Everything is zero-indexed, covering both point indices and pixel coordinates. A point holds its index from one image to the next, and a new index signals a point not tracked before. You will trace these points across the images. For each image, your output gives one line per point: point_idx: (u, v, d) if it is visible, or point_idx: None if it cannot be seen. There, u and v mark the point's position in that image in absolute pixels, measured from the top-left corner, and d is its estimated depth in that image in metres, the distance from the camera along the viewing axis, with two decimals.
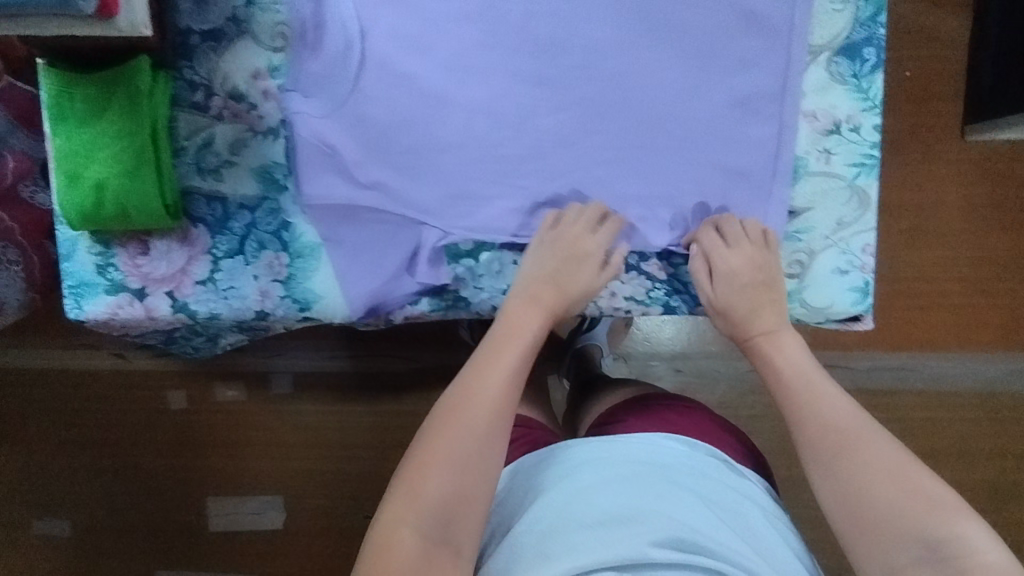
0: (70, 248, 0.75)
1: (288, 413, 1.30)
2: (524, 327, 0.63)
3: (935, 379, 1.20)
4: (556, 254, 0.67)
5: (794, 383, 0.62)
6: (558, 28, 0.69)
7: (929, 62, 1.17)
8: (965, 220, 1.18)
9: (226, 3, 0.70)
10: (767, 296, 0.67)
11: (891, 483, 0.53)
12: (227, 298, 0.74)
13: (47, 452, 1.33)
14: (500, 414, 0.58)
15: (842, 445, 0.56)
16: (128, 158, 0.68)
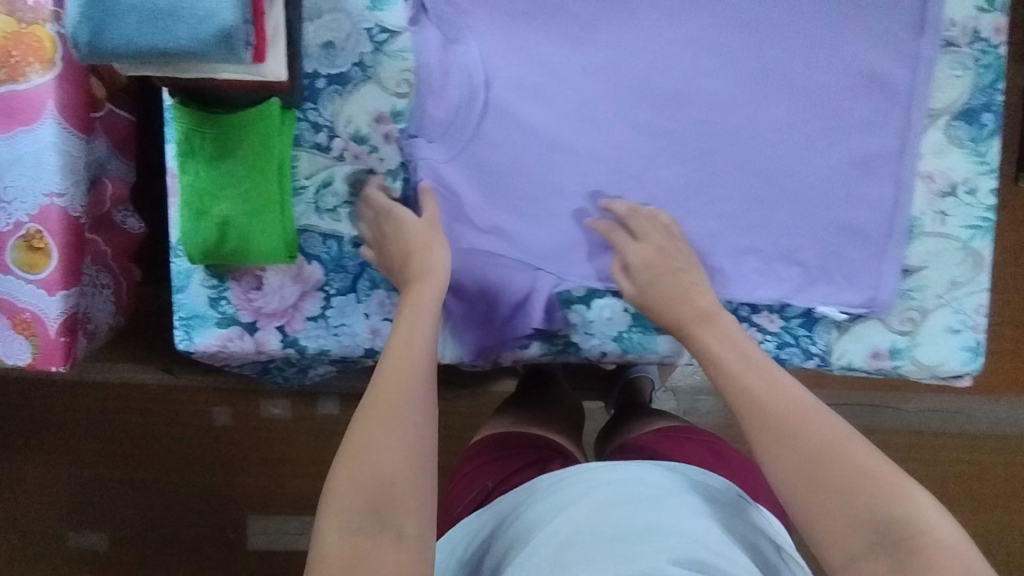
0: (184, 281, 0.75)
1: (335, 433, 1.29)
2: (427, 302, 0.64)
3: (991, 424, 1.19)
4: (386, 229, 0.69)
5: (724, 364, 0.59)
6: (683, 83, 0.70)
7: None
8: None
9: (354, 48, 0.71)
10: (684, 280, 0.67)
11: (834, 467, 0.50)
12: (337, 335, 0.75)
13: (90, 465, 1.31)
14: (413, 390, 0.57)
15: (780, 423, 0.52)
16: (257, 198, 0.70)
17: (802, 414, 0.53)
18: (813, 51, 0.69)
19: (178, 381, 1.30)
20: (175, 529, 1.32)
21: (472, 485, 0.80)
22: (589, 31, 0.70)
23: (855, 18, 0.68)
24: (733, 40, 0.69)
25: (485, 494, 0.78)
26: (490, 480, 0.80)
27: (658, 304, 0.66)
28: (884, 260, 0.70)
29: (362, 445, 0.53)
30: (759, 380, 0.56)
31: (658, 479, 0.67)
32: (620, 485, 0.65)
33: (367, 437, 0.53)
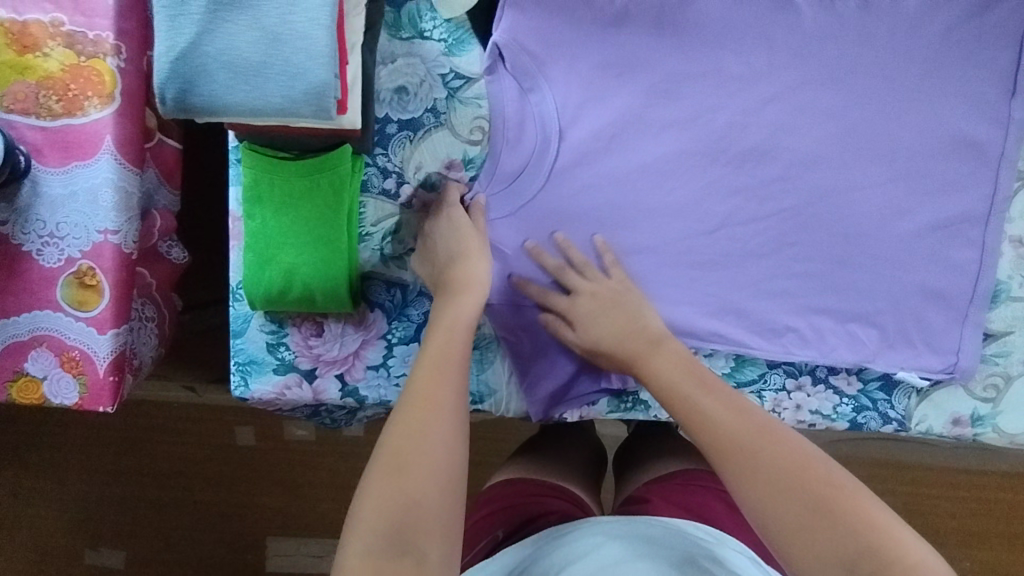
0: (243, 325, 0.73)
1: (361, 457, 1.26)
2: (463, 315, 0.60)
3: None
4: (439, 235, 0.67)
5: (687, 390, 0.57)
6: (768, 139, 0.68)
7: None
8: None
9: (427, 94, 0.70)
10: (620, 316, 0.66)
11: (802, 493, 0.48)
12: (398, 385, 0.73)
13: (109, 483, 1.28)
14: (451, 405, 0.53)
15: (746, 446, 0.51)
16: (324, 246, 0.68)
17: (769, 441, 0.51)
18: (903, 110, 0.67)
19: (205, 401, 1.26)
20: (195, 552, 1.29)
21: (481, 533, 0.78)
22: (671, 84, 0.69)
23: (946, 78, 0.66)
24: (821, 96, 0.67)
25: (493, 545, 0.76)
26: (499, 529, 0.77)
27: (600, 346, 0.66)
28: (969, 325, 0.68)
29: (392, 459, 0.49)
30: (729, 412, 0.54)
31: (662, 536, 0.67)
32: (621, 540, 0.65)
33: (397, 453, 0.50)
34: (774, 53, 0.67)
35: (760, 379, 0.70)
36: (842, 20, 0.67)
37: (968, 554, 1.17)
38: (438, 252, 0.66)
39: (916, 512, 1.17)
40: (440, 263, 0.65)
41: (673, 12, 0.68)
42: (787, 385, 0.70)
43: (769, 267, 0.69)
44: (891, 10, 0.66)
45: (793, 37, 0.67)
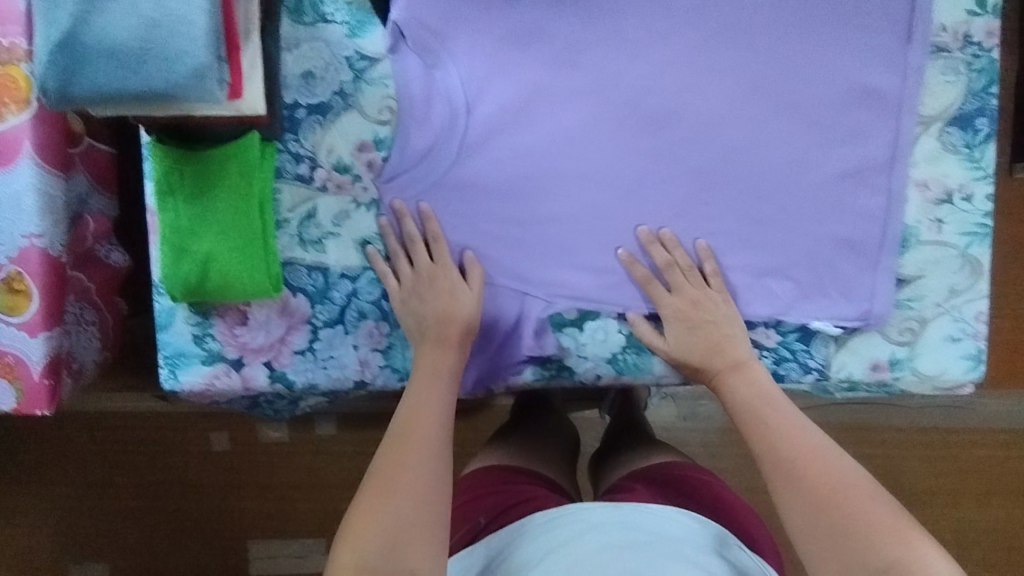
0: (168, 319, 0.74)
1: (337, 456, 1.26)
2: (443, 371, 0.67)
3: (992, 421, 1.18)
4: (431, 280, 0.69)
5: (757, 411, 0.65)
6: (674, 100, 0.68)
7: None
8: None
9: (334, 77, 0.70)
10: (717, 332, 0.68)
11: (834, 507, 0.57)
12: (325, 368, 0.74)
13: (86, 495, 1.28)
14: (427, 449, 0.61)
15: (798, 466, 0.60)
16: (238, 233, 0.68)
17: (811, 463, 0.60)
18: (806, 61, 0.66)
19: (177, 408, 1.27)
20: (176, 556, 1.29)
21: (463, 521, 0.76)
22: (574, 53, 0.68)
23: (847, 26, 0.66)
24: (723, 55, 0.67)
25: (476, 531, 0.74)
26: (481, 516, 0.75)
27: (691, 355, 0.68)
28: (880, 272, 0.68)
29: (390, 472, 0.59)
30: (783, 434, 0.62)
31: (648, 522, 0.68)
32: (610, 528, 0.66)
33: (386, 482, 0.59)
34: (674, 13, 0.67)
35: None
36: None
37: (934, 508, 1.19)
38: (427, 305, 0.68)
39: (881, 470, 1.19)
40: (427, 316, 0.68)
41: None
42: None
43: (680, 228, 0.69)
44: None
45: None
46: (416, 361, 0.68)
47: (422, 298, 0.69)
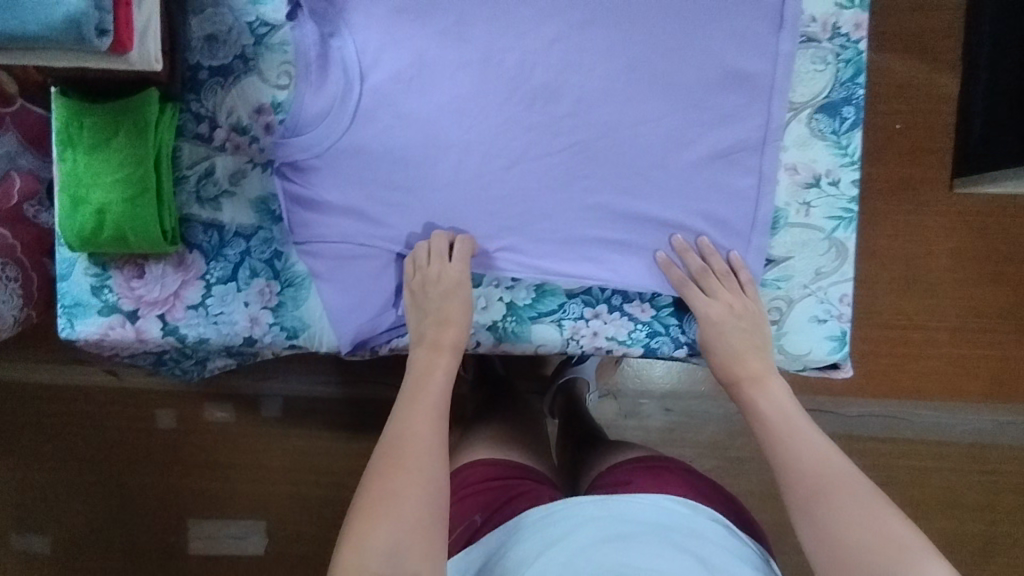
0: (67, 269, 0.76)
1: (278, 438, 1.21)
2: (435, 376, 0.65)
3: (925, 429, 1.20)
4: (440, 284, 0.69)
5: (772, 420, 0.61)
6: (556, 77, 0.71)
7: (923, 116, 1.17)
8: (954, 272, 1.19)
9: (235, 41, 0.74)
10: (751, 343, 0.67)
11: (844, 511, 0.53)
12: (216, 323, 0.75)
13: (24, 466, 1.23)
14: (433, 456, 0.59)
15: (818, 486, 0.55)
16: (131, 184, 0.71)
17: (820, 469, 0.56)
18: (679, 45, 0.69)
19: (127, 383, 1.21)
20: (111, 536, 1.23)
21: (459, 520, 0.71)
22: (463, 28, 0.71)
23: (718, 13, 0.69)
24: (602, 36, 0.70)
25: (473, 530, 0.69)
26: (477, 514, 0.70)
27: (714, 355, 0.68)
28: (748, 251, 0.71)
29: (387, 472, 0.57)
30: (798, 439, 0.59)
31: (642, 512, 0.64)
32: (601, 522, 0.61)
33: (383, 485, 0.56)
34: None
35: (559, 309, 0.73)
36: None
37: None
38: (432, 304, 0.69)
39: None
40: (433, 314, 0.69)
41: None
42: (586, 314, 0.73)
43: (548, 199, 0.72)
44: None
45: None
46: (413, 363, 0.67)
47: (428, 297, 0.69)
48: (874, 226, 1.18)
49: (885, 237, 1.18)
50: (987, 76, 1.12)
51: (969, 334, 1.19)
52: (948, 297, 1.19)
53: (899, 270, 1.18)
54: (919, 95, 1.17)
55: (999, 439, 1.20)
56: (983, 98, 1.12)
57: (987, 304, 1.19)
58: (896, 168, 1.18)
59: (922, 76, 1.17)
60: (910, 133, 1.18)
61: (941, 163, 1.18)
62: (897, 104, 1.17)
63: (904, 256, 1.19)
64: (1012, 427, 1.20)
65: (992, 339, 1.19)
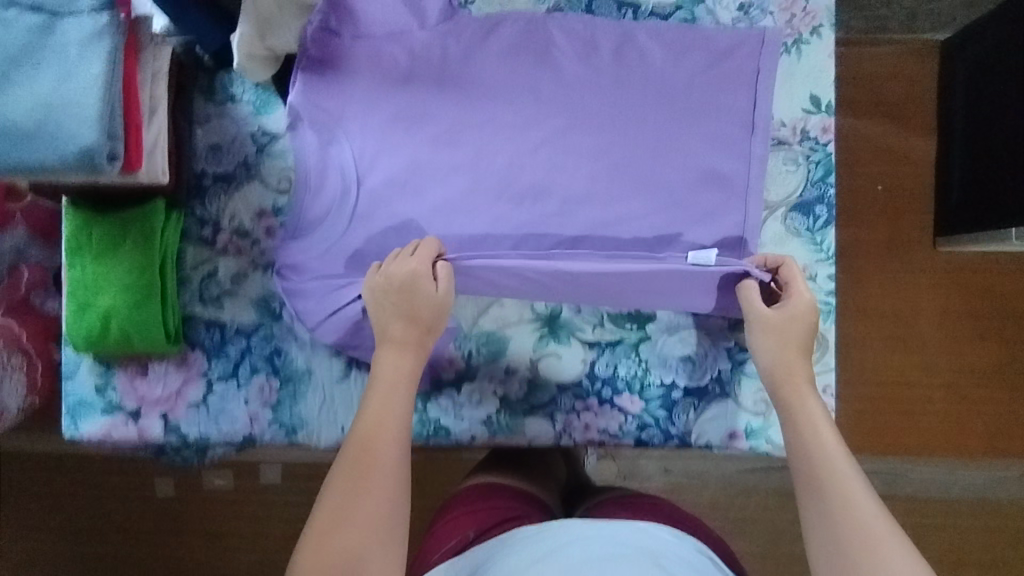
0: (73, 370, 0.78)
1: (277, 505, 1.19)
2: (398, 384, 0.64)
3: (921, 486, 1.22)
4: (398, 280, 0.66)
5: (801, 435, 0.60)
6: (544, 177, 0.74)
7: (901, 176, 1.13)
8: (944, 330, 1.12)
9: (239, 150, 0.78)
10: (796, 345, 0.64)
11: (859, 539, 0.52)
12: (217, 421, 0.77)
13: (24, 536, 1.23)
14: (393, 475, 0.58)
15: (844, 507, 0.55)
16: (137, 291, 0.73)
17: (844, 493, 0.55)
18: (660, 146, 0.73)
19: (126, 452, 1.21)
20: None
21: (449, 535, 0.72)
22: (454, 133, 0.74)
23: (696, 117, 0.72)
24: (586, 139, 0.73)
25: (463, 544, 0.71)
26: (470, 530, 0.72)
27: (776, 342, 0.64)
28: (720, 348, 0.74)
29: (349, 481, 0.57)
30: (825, 456, 0.57)
31: (633, 536, 0.63)
32: (593, 539, 0.61)
33: (342, 501, 0.56)
34: (542, 102, 0.74)
35: (551, 402, 0.75)
36: (597, 70, 0.73)
37: None
38: (393, 302, 0.66)
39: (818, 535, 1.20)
40: (394, 311, 0.66)
41: (453, 68, 0.74)
42: (578, 407, 0.75)
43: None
44: (638, 62, 0.73)
45: (556, 87, 0.74)
46: (377, 362, 0.65)
47: (394, 295, 0.67)
48: (861, 283, 1.13)
49: (872, 293, 1.13)
50: (961, 139, 1.07)
51: (963, 390, 1.13)
52: (938, 352, 1.12)
53: (890, 328, 1.12)
54: (889, 158, 1.13)
55: (996, 492, 1.22)
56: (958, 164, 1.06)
57: (979, 361, 1.13)
58: (877, 229, 1.13)
59: (896, 139, 1.13)
60: (891, 194, 1.12)
61: (923, 224, 1.12)
62: (873, 167, 1.13)
63: (893, 314, 1.13)
64: (1009, 482, 1.21)
65: (986, 397, 1.13)
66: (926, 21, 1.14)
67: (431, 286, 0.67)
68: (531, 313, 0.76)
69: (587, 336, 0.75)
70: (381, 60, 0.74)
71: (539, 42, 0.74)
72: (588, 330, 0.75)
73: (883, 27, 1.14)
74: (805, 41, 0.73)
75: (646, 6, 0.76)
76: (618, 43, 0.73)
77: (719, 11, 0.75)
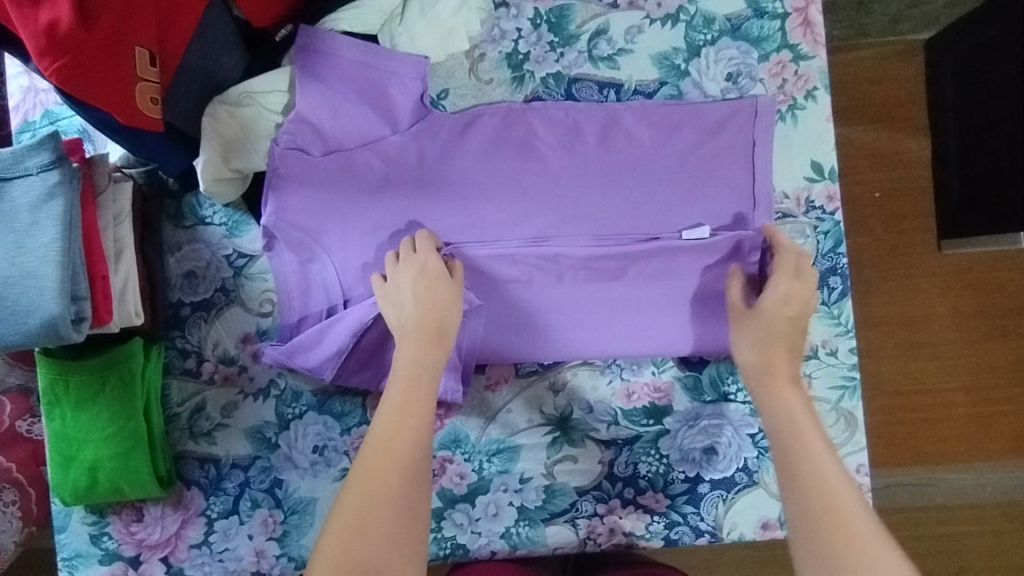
0: (64, 520, 0.74)
1: None
2: (420, 387, 0.60)
3: (955, 493, 1.03)
4: (409, 275, 0.64)
5: (783, 438, 0.57)
6: (524, 272, 0.69)
7: (895, 180, 0.99)
8: (957, 333, 0.99)
9: (215, 275, 0.74)
10: (782, 346, 0.62)
11: (850, 550, 0.49)
12: (222, 560, 0.73)
13: None
14: (411, 484, 0.55)
15: (829, 518, 0.51)
16: (122, 439, 0.69)
17: (834, 505, 0.52)
18: (657, 231, 0.68)
19: None
20: None
21: None
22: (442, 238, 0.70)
23: (694, 198, 0.69)
24: (581, 231, 0.69)
25: None
26: None
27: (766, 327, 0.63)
28: (743, 435, 0.71)
29: (371, 479, 0.54)
30: (812, 466, 0.54)
31: None
32: None
33: (365, 493, 0.54)
34: (530, 197, 0.69)
35: (572, 508, 0.71)
36: (583, 158, 0.70)
37: None
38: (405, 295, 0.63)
39: None
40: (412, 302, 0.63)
41: (433, 171, 0.70)
42: (599, 511, 0.71)
43: (550, 387, 0.72)
44: (626, 145, 0.70)
45: (542, 181, 0.69)
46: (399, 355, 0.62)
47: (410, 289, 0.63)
48: (866, 292, 0.99)
49: (876, 301, 0.99)
50: (956, 140, 0.93)
51: (987, 392, 0.99)
52: (959, 358, 0.99)
53: (899, 336, 0.99)
54: (887, 162, 0.99)
55: None
56: (957, 154, 0.93)
57: (998, 359, 0.99)
58: (879, 236, 0.99)
59: (886, 142, 0.99)
60: (890, 202, 0.99)
61: (925, 227, 0.99)
62: (863, 174, 0.99)
63: (900, 320, 0.99)
64: None
65: (1012, 396, 0.99)
66: (910, 22, 0.98)
67: (446, 277, 0.64)
68: (542, 416, 0.72)
69: (602, 435, 0.71)
70: (356, 168, 0.70)
71: (520, 135, 0.70)
72: (602, 429, 0.71)
73: (867, 34, 1.00)
74: (799, 106, 0.71)
75: (628, 83, 0.73)
76: (604, 127, 0.70)
77: (705, 82, 0.72)
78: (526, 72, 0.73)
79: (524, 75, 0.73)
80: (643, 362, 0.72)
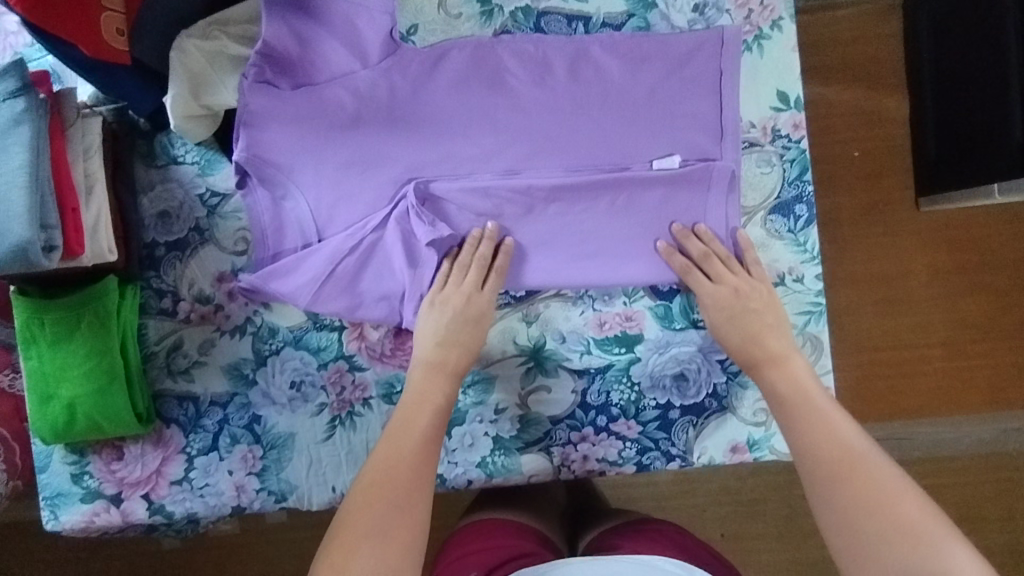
0: (46, 461, 0.74)
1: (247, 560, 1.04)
2: (436, 391, 0.65)
3: (933, 447, 1.04)
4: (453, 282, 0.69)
5: (793, 402, 0.61)
6: (494, 206, 0.70)
7: (873, 134, 0.98)
8: (931, 287, 0.99)
9: (189, 214, 0.74)
10: (763, 327, 0.67)
11: (857, 487, 0.53)
12: (202, 496, 0.74)
13: None
14: (423, 462, 0.60)
15: (839, 469, 0.55)
16: (99, 375, 0.69)
17: (850, 455, 0.56)
18: (625, 159, 0.70)
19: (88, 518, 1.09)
20: None
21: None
22: (416, 170, 0.70)
23: (662, 128, 0.70)
24: (551, 162, 0.70)
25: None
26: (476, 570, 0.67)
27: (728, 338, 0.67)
28: (712, 361, 0.72)
29: (386, 457, 0.59)
30: (826, 425, 0.58)
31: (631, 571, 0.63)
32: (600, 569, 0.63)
33: (381, 467, 0.59)
34: (500, 130, 0.70)
35: (546, 436, 0.72)
36: (553, 90, 0.70)
37: None
38: (453, 301, 0.68)
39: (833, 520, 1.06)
40: (455, 309, 0.68)
41: (405, 105, 0.70)
42: (573, 438, 0.72)
43: (523, 318, 0.73)
44: (595, 77, 0.70)
45: (513, 114, 0.70)
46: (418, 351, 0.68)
47: (445, 315, 0.68)
48: (843, 248, 0.99)
49: (854, 260, 0.99)
50: (933, 80, 0.93)
51: (963, 345, 1.00)
52: (935, 313, 0.99)
53: (878, 292, 0.99)
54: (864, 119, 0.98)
55: (1009, 442, 1.04)
56: (932, 95, 0.93)
57: (972, 311, 1.00)
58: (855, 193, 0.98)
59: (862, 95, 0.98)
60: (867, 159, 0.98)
61: (901, 184, 0.98)
62: (845, 134, 0.98)
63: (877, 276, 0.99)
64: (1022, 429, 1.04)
65: (985, 348, 1.00)
66: None
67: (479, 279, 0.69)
68: (515, 348, 0.73)
69: (575, 364, 0.73)
70: (326, 104, 0.70)
71: (490, 68, 0.70)
72: (575, 358, 0.73)
73: None
74: (765, 36, 0.72)
75: (597, 16, 0.73)
76: (573, 58, 0.70)
77: (673, 14, 0.73)
78: (495, 7, 0.74)
79: (492, 9, 0.73)
80: (614, 292, 0.73)
